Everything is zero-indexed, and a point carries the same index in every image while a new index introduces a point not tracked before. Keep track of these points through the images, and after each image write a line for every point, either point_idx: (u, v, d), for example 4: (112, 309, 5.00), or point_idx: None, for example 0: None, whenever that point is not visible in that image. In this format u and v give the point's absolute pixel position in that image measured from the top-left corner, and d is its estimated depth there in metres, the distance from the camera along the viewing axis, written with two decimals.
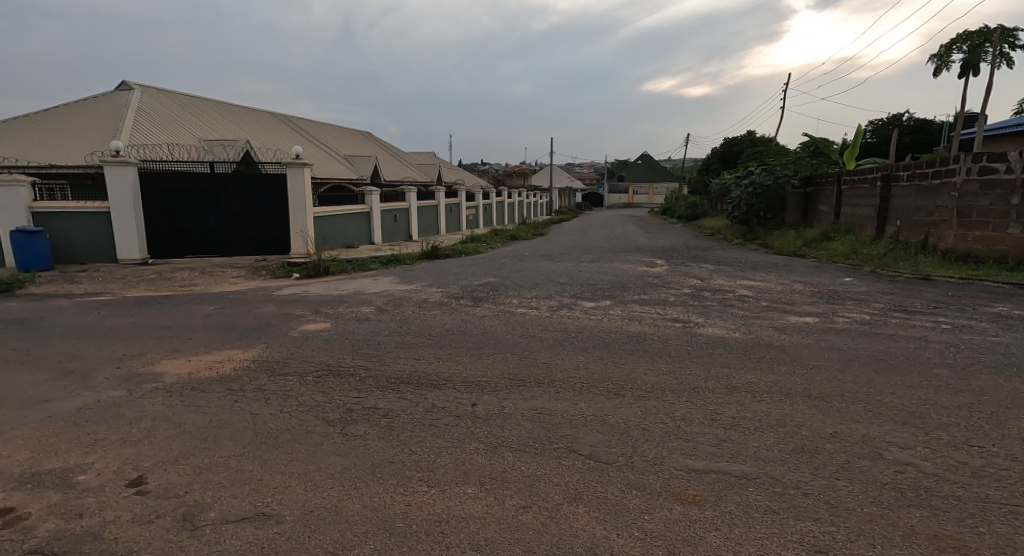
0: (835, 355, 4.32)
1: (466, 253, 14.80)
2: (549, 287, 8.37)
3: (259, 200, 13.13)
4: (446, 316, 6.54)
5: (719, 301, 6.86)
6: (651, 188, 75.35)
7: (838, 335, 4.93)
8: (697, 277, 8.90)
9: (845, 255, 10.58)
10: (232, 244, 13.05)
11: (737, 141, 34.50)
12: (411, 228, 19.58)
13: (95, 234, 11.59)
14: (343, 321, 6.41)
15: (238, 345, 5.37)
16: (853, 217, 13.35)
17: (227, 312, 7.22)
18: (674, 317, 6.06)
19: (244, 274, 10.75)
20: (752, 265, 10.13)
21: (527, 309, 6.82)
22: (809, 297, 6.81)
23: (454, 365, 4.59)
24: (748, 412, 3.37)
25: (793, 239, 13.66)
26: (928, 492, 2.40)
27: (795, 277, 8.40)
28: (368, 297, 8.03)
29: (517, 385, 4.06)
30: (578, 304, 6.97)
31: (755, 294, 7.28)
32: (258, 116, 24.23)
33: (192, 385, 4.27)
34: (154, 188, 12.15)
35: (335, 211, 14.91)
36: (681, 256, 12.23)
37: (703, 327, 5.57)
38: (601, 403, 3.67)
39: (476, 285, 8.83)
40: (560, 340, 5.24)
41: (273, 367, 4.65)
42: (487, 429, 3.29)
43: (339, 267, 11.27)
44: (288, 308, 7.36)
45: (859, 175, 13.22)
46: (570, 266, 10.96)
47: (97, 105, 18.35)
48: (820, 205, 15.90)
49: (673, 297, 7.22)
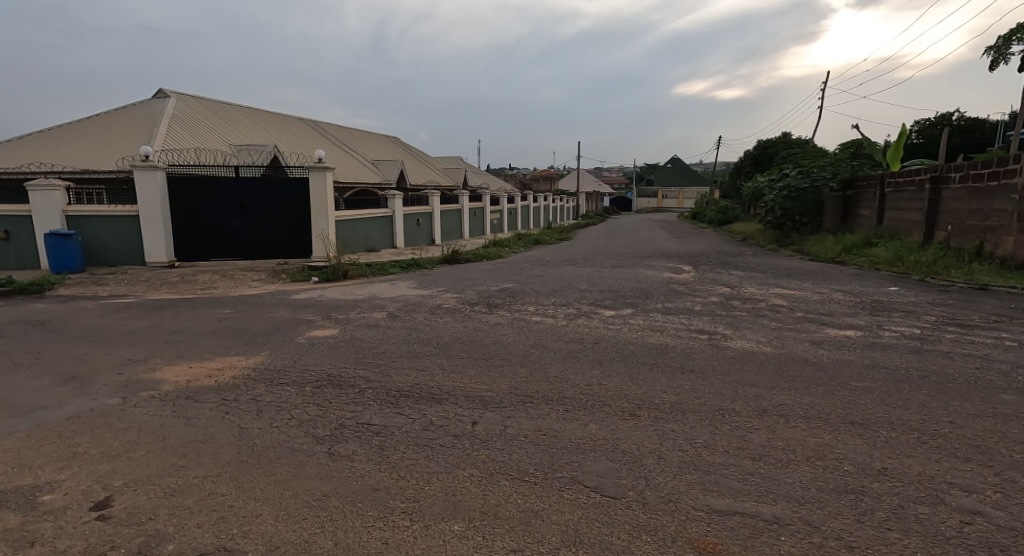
0: (882, 376, 3.87)
1: (488, 258, 14.59)
2: (568, 293, 8.05)
3: (283, 204, 13.20)
4: (458, 324, 6.29)
5: (750, 311, 6.40)
6: (682, 192, 73.91)
7: (884, 351, 4.45)
8: (726, 284, 8.42)
9: (890, 262, 9.91)
10: (254, 249, 13.12)
11: (772, 143, 33.33)
12: (434, 232, 19.50)
13: (124, 236, 11.80)
14: (352, 327, 6.23)
15: (243, 352, 5.23)
16: (898, 221, 12.56)
17: (240, 316, 7.15)
18: (700, 328, 5.64)
19: (264, 277, 10.76)
20: (786, 272, 9.58)
21: (543, 317, 6.51)
22: (850, 308, 6.28)
23: (460, 378, 4.32)
24: (780, 441, 2.98)
25: (831, 245, 12.94)
26: (1003, 552, 1.99)
27: (834, 286, 7.85)
28: (382, 303, 7.85)
29: (524, 402, 3.77)
30: (597, 313, 6.62)
31: (789, 303, 6.78)
32: (288, 122, 24.63)
33: (187, 393, 4.11)
34: (182, 192, 12.33)
35: (357, 215, 14.94)
36: (710, 262, 11.70)
37: (731, 339, 5.15)
38: (614, 424, 3.34)
39: (494, 291, 8.57)
40: (575, 352, 4.91)
41: (272, 377, 4.47)
42: (485, 452, 3.00)
43: (358, 271, 11.19)
44: (301, 312, 7.23)
45: (904, 177, 12.45)
46: (592, 271, 10.62)
47: (135, 113, 18.93)
48: (861, 209, 15.07)
49: (699, 306, 6.80)
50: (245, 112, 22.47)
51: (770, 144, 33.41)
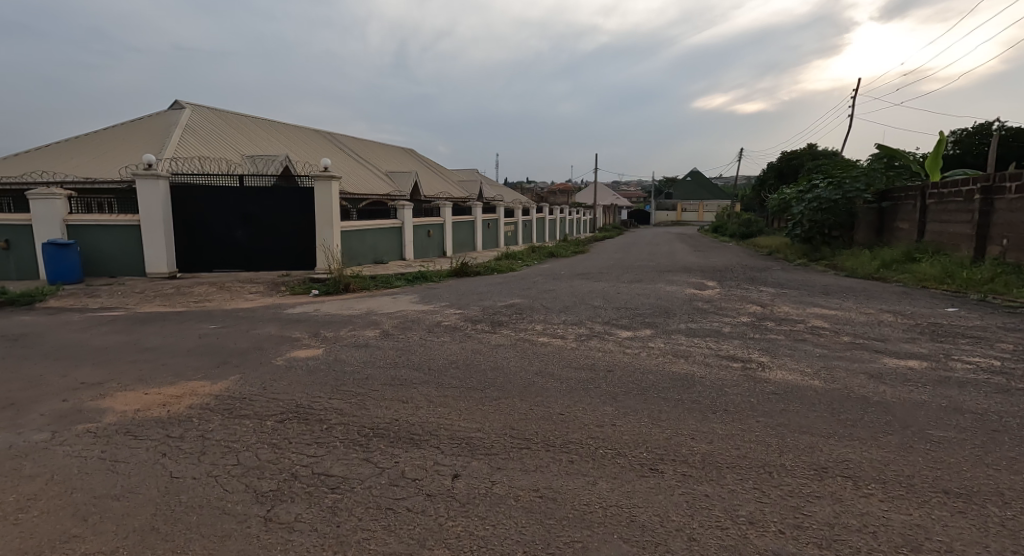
0: (966, 424, 3.14)
1: (500, 271, 14.03)
2: (581, 311, 7.35)
3: (288, 213, 12.79)
4: (455, 345, 5.63)
5: (787, 334, 5.63)
6: (702, 205, 72.74)
7: (961, 391, 3.71)
8: (756, 302, 7.64)
9: (938, 280, 9.07)
10: (257, 259, 12.69)
11: (797, 154, 32.12)
12: (445, 244, 19.00)
13: (125, 246, 11.47)
14: (339, 347, 5.63)
15: (210, 375, 4.61)
16: (943, 235, 11.62)
17: (224, 332, 6.58)
18: (730, 354, 4.91)
19: (263, 290, 10.30)
20: (822, 289, 8.76)
21: (550, 338, 5.83)
22: (905, 333, 5.51)
23: (447, 414, 3.67)
24: (850, 518, 2.27)
25: (867, 260, 12.02)
26: None
27: (879, 306, 7.05)
28: (379, 319, 7.25)
29: (520, 448, 3.10)
30: (612, 334, 5.92)
31: (833, 326, 5.99)
32: (302, 133, 24.51)
33: (127, 426, 3.50)
34: (186, 201, 12.02)
35: (364, 226, 14.49)
36: (735, 277, 10.90)
37: (768, 369, 4.40)
38: (629, 484, 2.65)
39: (500, 308, 7.92)
40: (586, 382, 4.24)
41: (233, 407, 3.86)
42: (464, 524, 2.34)
43: (362, 284, 10.72)
44: (289, 329, 6.64)
45: (949, 189, 11.53)
46: (608, 286, 9.92)
47: (150, 123, 18.91)
48: (897, 221, 14.15)
49: (728, 327, 6.04)
50: (260, 123, 22.38)
51: (794, 156, 32.24)
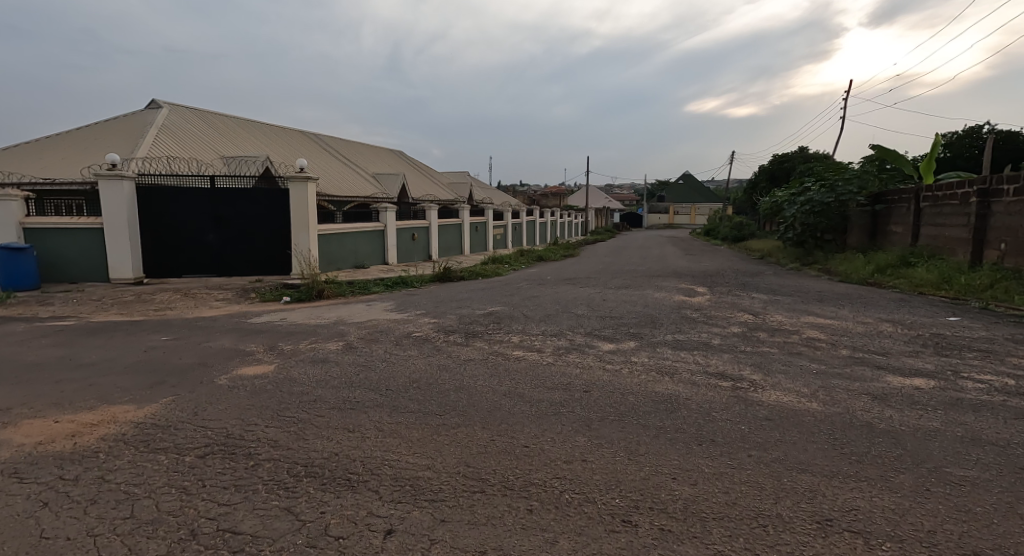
0: (990, 460, 2.71)
1: (485, 275, 13.57)
2: (563, 320, 6.90)
3: (262, 216, 12.25)
4: (421, 360, 5.16)
5: (781, 347, 5.21)
6: (694, 209, 72.77)
7: (979, 416, 3.28)
8: (748, 310, 7.23)
9: (935, 286, 8.76)
10: (230, 264, 12.15)
11: (788, 157, 31.95)
12: (431, 247, 18.51)
13: (87, 250, 10.91)
14: (294, 362, 5.13)
15: (138, 398, 4.10)
16: (938, 239, 11.31)
17: (174, 345, 6.06)
18: (720, 371, 4.47)
19: (230, 297, 9.77)
20: (817, 296, 8.39)
21: (526, 351, 5.37)
22: (908, 345, 5.11)
23: (396, 446, 3.20)
24: None
25: (861, 264, 11.70)
26: None
27: (877, 314, 6.66)
28: (346, 329, 6.76)
29: (473, 493, 2.63)
30: (593, 346, 5.48)
31: (829, 337, 5.58)
32: (285, 134, 23.95)
33: (17, 465, 2.98)
34: (153, 203, 11.47)
35: (344, 229, 13.98)
36: (726, 283, 10.50)
37: (762, 390, 3.96)
38: (596, 544, 2.20)
39: (478, 316, 7.46)
40: (559, 406, 3.79)
41: (152, 438, 3.36)
42: None
43: (336, 290, 10.23)
44: (247, 341, 6.13)
45: (944, 191, 11.23)
46: (594, 292, 9.49)
47: (125, 123, 18.31)
48: (891, 225, 13.86)
49: (717, 339, 5.62)
50: (242, 124, 21.82)
51: (786, 159, 32.05)
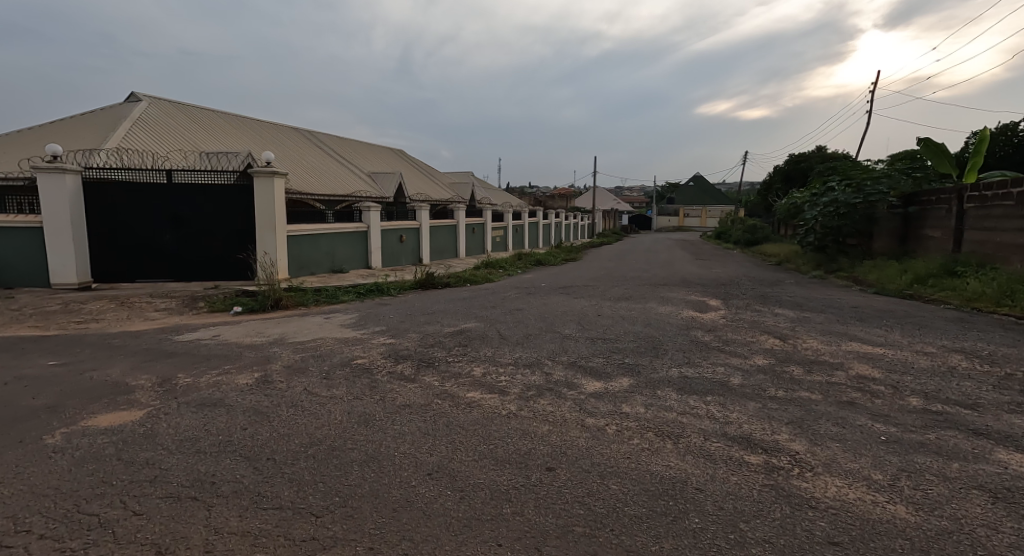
0: None
1: (473, 281, 12.33)
2: (546, 344, 5.59)
3: (223, 213, 11.03)
4: (343, 405, 3.87)
5: (825, 392, 3.87)
6: (705, 212, 70.93)
7: None
8: (773, 333, 5.88)
9: (994, 302, 7.40)
10: (189, 268, 11.02)
11: (805, 157, 30.40)
12: (422, 249, 17.27)
13: (27, 252, 9.79)
14: (175, 406, 3.85)
15: None
16: (987, 245, 9.89)
17: (53, 373, 4.84)
18: (746, 435, 3.14)
19: (175, 306, 8.57)
20: (852, 313, 7.05)
21: (483, 394, 4.04)
22: (1001, 394, 3.74)
23: None
24: None
25: (897, 273, 10.31)
26: None
27: (937, 341, 5.31)
28: (275, 354, 5.47)
29: None
30: (574, 386, 4.17)
31: (886, 376, 4.23)
32: (274, 130, 22.87)
33: None
34: (102, 200, 10.33)
35: (319, 230, 12.76)
36: (742, 294, 9.15)
37: (811, 475, 2.64)
38: None
39: (444, 337, 6.18)
40: (503, 502, 2.47)
41: None
42: None
43: (298, 299, 9.02)
44: (143, 369, 4.88)
45: (994, 191, 9.83)
46: (589, 305, 8.19)
47: (99, 116, 17.27)
48: (925, 228, 12.43)
49: (738, 376, 4.29)
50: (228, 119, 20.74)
51: (803, 159, 30.52)
